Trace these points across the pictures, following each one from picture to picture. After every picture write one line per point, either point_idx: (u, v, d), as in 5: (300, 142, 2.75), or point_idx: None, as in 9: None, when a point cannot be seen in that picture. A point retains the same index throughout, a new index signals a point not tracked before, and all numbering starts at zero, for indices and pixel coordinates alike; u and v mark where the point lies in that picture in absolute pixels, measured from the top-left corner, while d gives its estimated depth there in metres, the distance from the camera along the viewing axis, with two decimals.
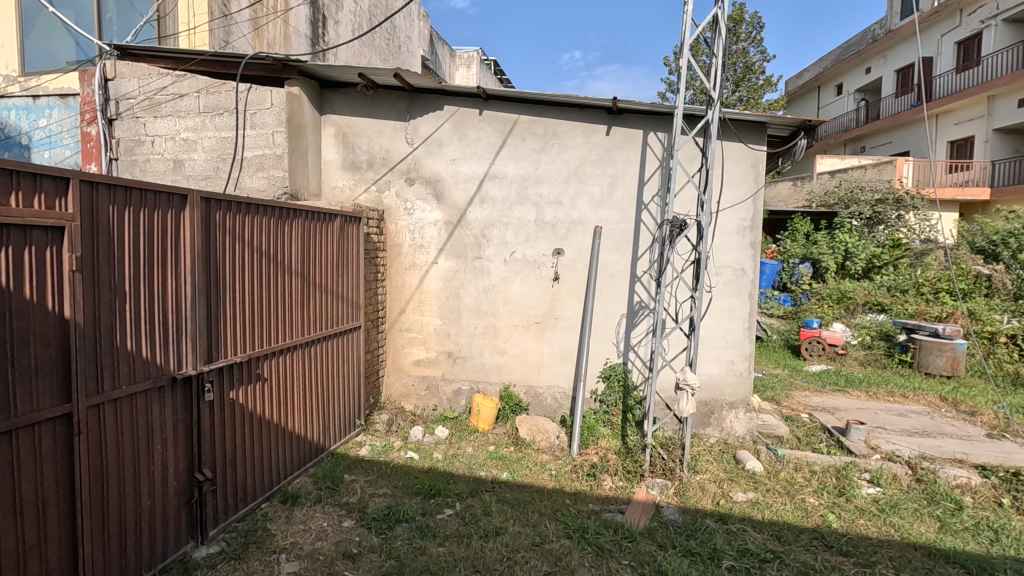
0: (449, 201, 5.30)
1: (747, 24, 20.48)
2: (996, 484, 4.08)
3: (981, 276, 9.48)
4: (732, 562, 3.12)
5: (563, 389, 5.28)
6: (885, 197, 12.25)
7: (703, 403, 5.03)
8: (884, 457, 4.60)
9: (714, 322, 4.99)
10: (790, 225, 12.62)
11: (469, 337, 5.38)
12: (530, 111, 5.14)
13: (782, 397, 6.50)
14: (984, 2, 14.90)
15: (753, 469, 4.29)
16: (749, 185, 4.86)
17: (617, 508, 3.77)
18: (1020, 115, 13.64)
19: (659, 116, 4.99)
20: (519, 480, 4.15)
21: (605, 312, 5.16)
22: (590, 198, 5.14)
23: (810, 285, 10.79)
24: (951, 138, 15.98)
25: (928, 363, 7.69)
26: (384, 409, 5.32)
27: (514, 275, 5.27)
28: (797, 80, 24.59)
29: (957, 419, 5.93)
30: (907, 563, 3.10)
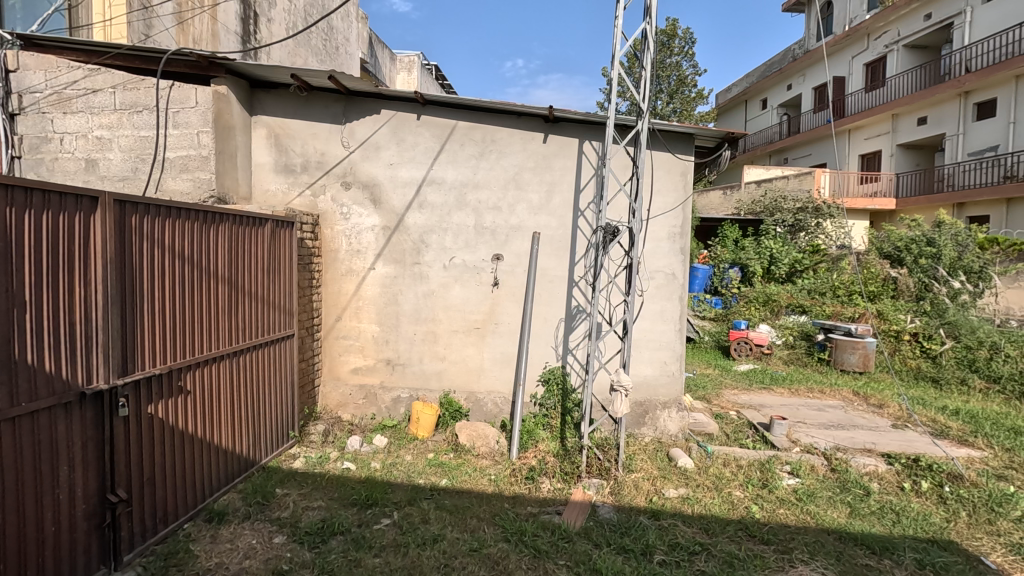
0: (386, 206, 5.23)
1: (680, 39, 21.42)
2: (900, 470, 4.44)
3: (888, 280, 10.39)
4: (663, 556, 3.23)
5: (502, 394, 5.31)
6: (805, 206, 13.15)
7: (638, 403, 5.19)
8: (803, 450, 4.90)
9: (647, 324, 5.16)
10: (720, 231, 13.27)
11: (408, 344, 5.31)
12: (468, 117, 5.16)
13: (712, 396, 6.80)
14: (888, 28, 16.30)
15: (684, 466, 4.47)
16: (678, 193, 5.09)
17: (554, 509, 3.83)
18: (921, 132, 15.10)
19: (593, 125, 5.13)
20: (458, 487, 4.13)
21: (544, 317, 5.24)
22: (528, 204, 5.21)
23: (738, 289, 11.44)
24: (862, 152, 17.32)
25: (843, 360, 8.27)
26: (319, 420, 5.16)
27: (453, 280, 5.26)
28: (726, 94, 25.95)
29: (868, 412, 6.42)
30: (820, 548, 3.32)
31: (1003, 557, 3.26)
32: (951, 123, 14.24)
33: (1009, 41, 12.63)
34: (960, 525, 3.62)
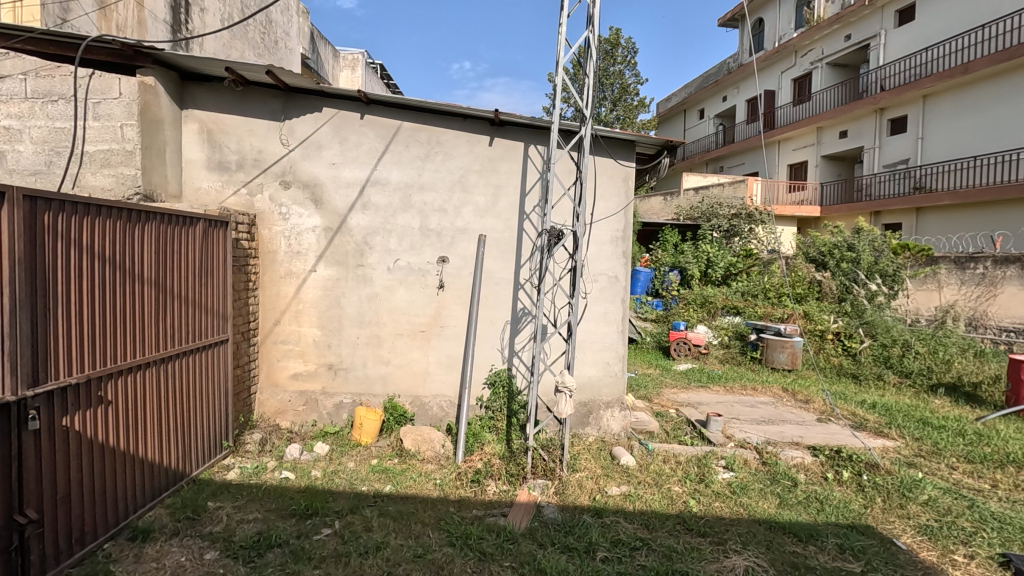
0: (328, 207, 5.08)
1: (622, 48, 22.06)
2: (824, 461, 4.74)
3: (813, 282, 11.09)
4: (605, 552, 3.30)
5: (448, 397, 5.27)
6: (739, 213, 14.02)
7: (583, 404, 5.28)
8: (737, 445, 5.14)
9: (591, 326, 5.26)
10: (661, 236, 13.81)
11: (351, 348, 5.18)
12: (413, 118, 5.10)
13: (653, 394, 7.03)
14: (813, 46, 17.38)
15: (626, 463, 4.58)
16: (620, 199, 5.22)
17: (500, 511, 3.84)
18: (843, 145, 16.18)
19: (538, 130, 5.20)
20: (402, 492, 4.07)
21: (490, 319, 5.24)
22: (474, 207, 5.21)
23: (678, 291, 11.96)
24: (790, 162, 18.38)
25: (773, 358, 8.73)
26: (256, 428, 4.95)
27: (397, 283, 5.18)
28: (666, 103, 26.89)
29: (796, 407, 6.81)
30: (752, 537, 3.49)
31: (912, 538, 3.53)
32: (868, 137, 15.35)
33: (918, 62, 13.79)
34: (875, 510, 3.90)
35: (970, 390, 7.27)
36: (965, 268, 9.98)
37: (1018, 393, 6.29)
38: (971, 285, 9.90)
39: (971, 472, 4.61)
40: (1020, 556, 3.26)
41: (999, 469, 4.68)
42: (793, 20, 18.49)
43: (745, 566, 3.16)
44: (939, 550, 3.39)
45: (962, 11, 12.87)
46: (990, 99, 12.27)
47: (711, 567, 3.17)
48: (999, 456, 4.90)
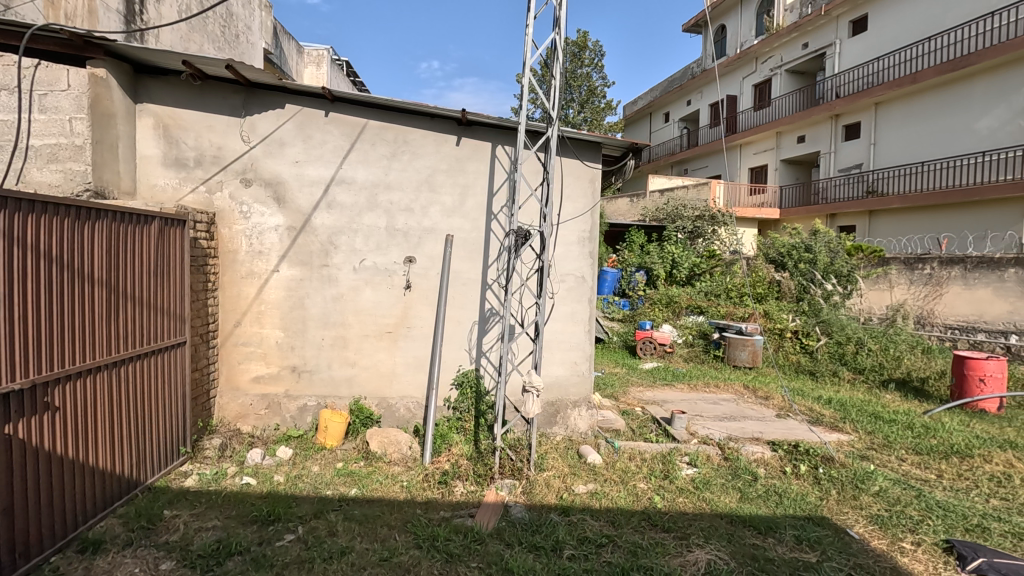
0: (291, 205, 4.97)
1: (590, 51, 22.31)
2: (782, 456, 4.89)
3: (773, 282, 11.42)
4: (572, 550, 3.33)
5: (416, 398, 5.23)
6: (703, 214, 14.44)
7: (550, 403, 5.32)
8: (700, 441, 5.25)
9: (559, 326, 5.30)
10: (628, 237, 14.08)
11: (316, 350, 5.08)
12: (379, 116, 5.04)
13: (620, 393, 7.13)
14: (772, 53, 17.92)
15: (593, 462, 4.63)
16: (587, 200, 5.28)
17: (467, 512, 3.83)
18: (801, 149, 16.74)
19: (505, 130, 5.21)
20: (368, 495, 4.01)
21: (458, 320, 5.22)
22: (441, 206, 5.18)
23: (643, 291, 12.20)
24: (751, 165, 18.91)
25: (735, 356, 8.96)
26: (216, 433, 4.80)
27: (363, 283, 5.10)
28: (632, 106, 27.30)
29: (756, 403, 7.01)
30: (714, 531, 3.57)
31: (864, 528, 3.68)
32: (824, 142, 15.92)
33: (870, 71, 14.40)
34: (830, 502, 4.04)
35: (918, 385, 7.62)
36: (913, 269, 10.45)
37: (962, 388, 6.63)
38: (919, 285, 10.38)
39: (919, 464, 4.84)
40: (963, 542, 3.44)
41: (945, 459, 4.92)
42: (753, 27, 19.02)
43: (707, 560, 3.23)
44: (889, 538, 3.54)
45: (910, 23, 13.49)
46: (937, 108, 12.89)
47: (675, 561, 3.23)
48: (944, 447, 5.15)
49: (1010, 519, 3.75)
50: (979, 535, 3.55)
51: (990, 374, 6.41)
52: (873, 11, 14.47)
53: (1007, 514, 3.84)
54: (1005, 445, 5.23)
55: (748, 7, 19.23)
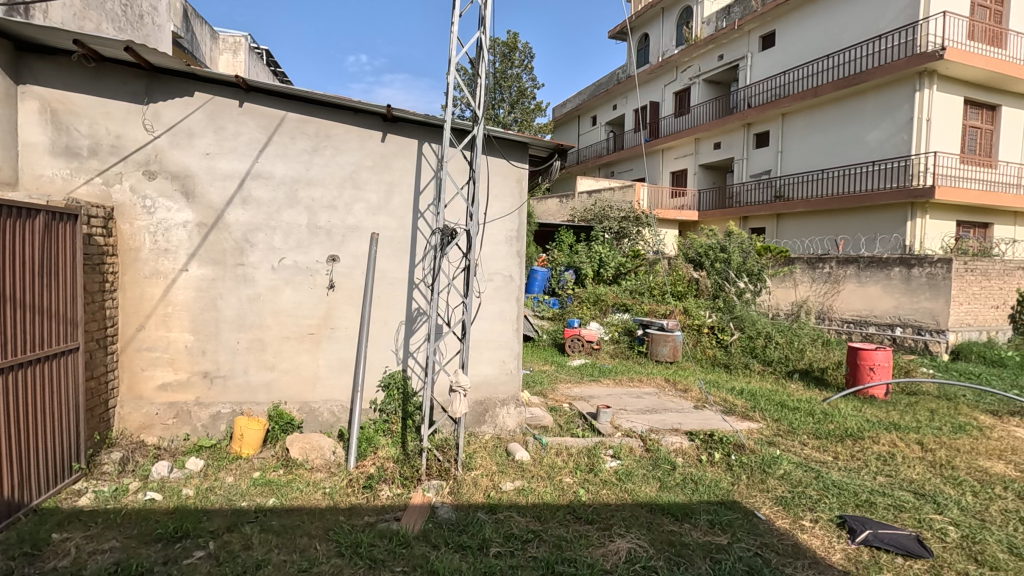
0: (201, 201, 4.67)
1: (520, 52, 22.53)
2: (699, 445, 5.17)
3: (691, 281, 12.01)
4: (498, 548, 3.34)
5: (340, 402, 5.06)
6: (628, 215, 14.98)
7: (479, 402, 5.32)
8: (623, 434, 5.44)
9: (487, 325, 5.30)
10: (557, 236, 14.48)
11: (230, 354, 4.80)
12: (299, 109, 4.83)
13: (548, 390, 7.26)
14: (691, 63, 18.85)
15: (521, 458, 4.68)
16: (514, 199, 5.33)
17: (392, 516, 3.75)
18: (717, 155, 17.76)
19: (432, 128, 5.16)
20: (287, 505, 3.83)
21: (384, 320, 5.09)
22: (366, 204, 5.04)
23: (572, 289, 12.52)
24: (672, 169, 19.85)
25: (657, 352, 9.35)
26: (116, 446, 4.43)
27: (283, 283, 4.87)
28: (561, 108, 27.83)
29: (676, 396, 7.36)
30: (635, 521, 3.71)
31: (770, 509, 3.95)
32: (738, 149, 16.99)
33: (777, 84, 15.49)
34: (740, 486, 4.31)
35: (818, 374, 8.26)
36: (815, 268, 11.33)
37: (855, 375, 7.27)
38: (819, 283, 11.28)
39: (818, 447, 5.25)
40: (853, 517, 3.77)
41: (840, 442, 5.38)
42: (673, 37, 19.91)
43: (628, 549, 3.35)
44: (792, 517, 3.82)
45: (812, 41, 14.65)
46: (834, 120, 14.09)
47: (598, 552, 3.32)
48: (840, 431, 5.62)
49: (892, 493, 4.16)
50: (867, 509, 3.91)
51: (878, 363, 7.09)
52: (780, 28, 15.58)
53: (889, 489, 4.26)
54: (889, 427, 5.79)
55: (668, 18, 20.11)
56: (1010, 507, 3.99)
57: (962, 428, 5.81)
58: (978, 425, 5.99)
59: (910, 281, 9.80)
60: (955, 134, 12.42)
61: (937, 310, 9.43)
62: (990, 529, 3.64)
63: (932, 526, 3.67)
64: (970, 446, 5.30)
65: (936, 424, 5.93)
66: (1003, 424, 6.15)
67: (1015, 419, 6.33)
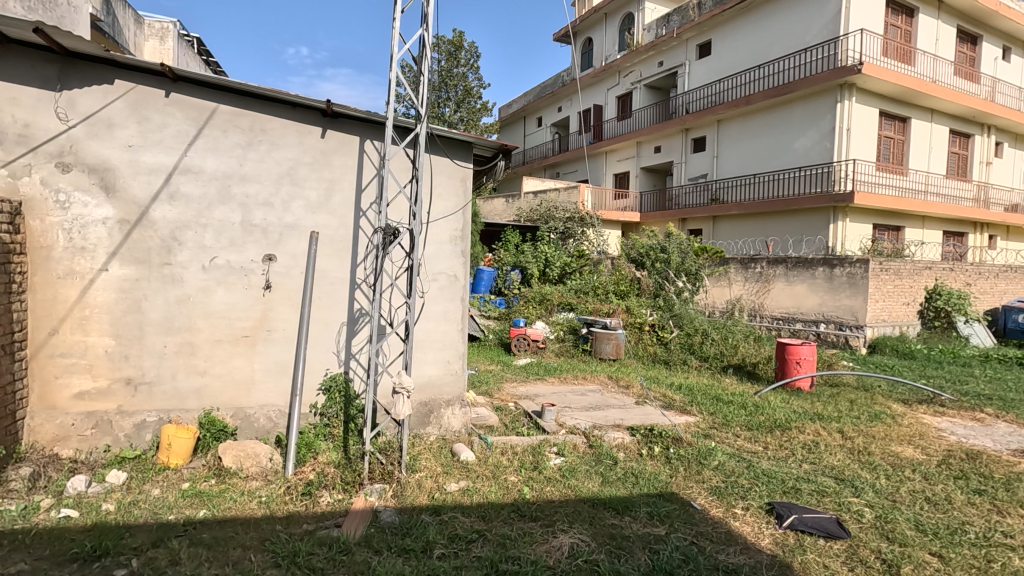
0: (123, 195, 4.37)
1: (465, 51, 22.45)
2: (640, 439, 5.32)
3: (633, 280, 12.29)
4: (442, 549, 3.31)
5: (277, 407, 4.87)
6: (573, 216, 15.26)
7: (424, 403, 5.26)
8: (567, 431, 5.53)
9: (431, 325, 5.25)
10: (504, 236, 14.61)
11: (156, 359, 4.52)
12: (232, 102, 4.62)
13: (494, 389, 7.27)
14: (632, 69, 19.36)
15: (466, 459, 4.67)
16: (458, 199, 5.30)
17: (333, 522, 3.65)
18: (657, 158, 18.33)
19: (374, 125, 5.06)
20: (219, 516, 3.65)
21: (324, 321, 4.95)
22: (305, 201, 4.87)
23: (518, 289, 12.62)
24: (615, 171, 20.33)
25: (601, 350, 9.52)
26: (25, 461, 4.08)
27: (215, 283, 4.64)
28: (507, 109, 27.94)
29: (618, 392, 7.57)
30: (578, 516, 3.78)
31: (705, 499, 4.12)
32: (676, 152, 17.61)
33: (713, 92, 16.16)
34: (678, 478, 4.47)
35: (751, 369, 8.66)
36: (748, 268, 11.91)
37: (783, 369, 7.69)
38: (751, 282, 11.88)
39: (750, 438, 5.52)
40: (780, 503, 3.98)
41: (769, 433, 5.68)
42: (616, 42, 20.37)
43: (571, 544, 3.40)
44: (725, 506, 4.00)
45: (745, 51, 15.39)
46: (765, 128, 14.86)
47: (541, 549, 3.36)
48: (769, 422, 5.94)
49: (815, 479, 4.44)
50: (793, 495, 4.14)
51: (804, 357, 7.54)
52: (715, 38, 16.26)
53: (813, 475, 4.55)
54: (814, 417, 6.17)
55: (611, 23, 20.56)
56: (917, 488, 4.34)
57: (878, 417, 6.26)
58: (892, 413, 6.49)
59: (833, 281, 10.48)
60: (871, 144, 13.38)
61: (857, 307, 10.12)
62: (899, 508, 3.95)
63: (851, 508, 3.94)
64: (884, 432, 5.73)
65: (855, 414, 6.37)
66: (912, 412, 6.68)
67: (923, 406, 6.89)
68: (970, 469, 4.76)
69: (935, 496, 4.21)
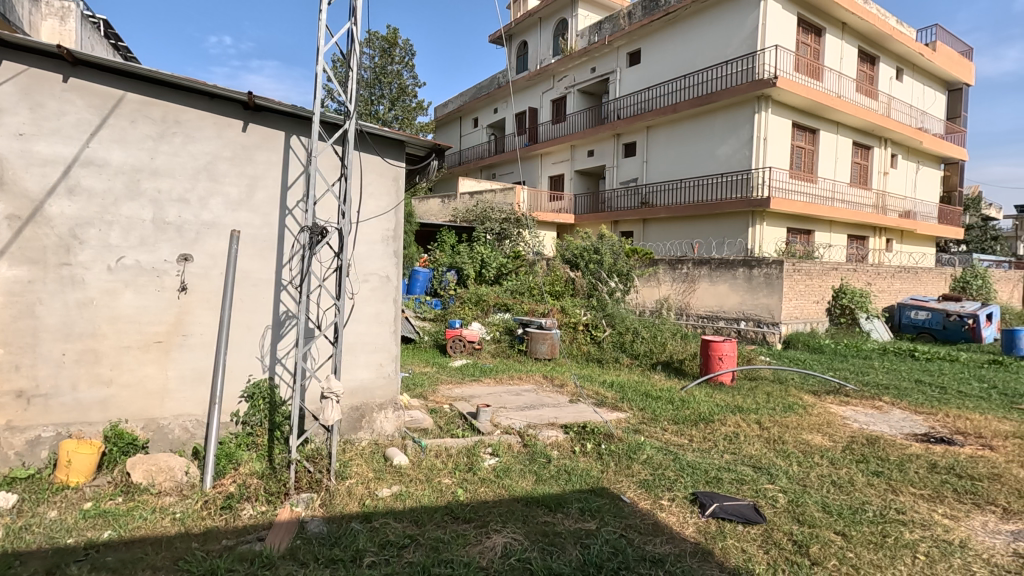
0: (13, 189, 3.96)
1: (400, 49, 22.06)
2: (573, 437, 5.43)
3: (568, 280, 12.42)
4: (372, 557, 3.23)
5: (194, 416, 4.58)
6: (508, 217, 15.37)
7: (355, 408, 5.11)
8: (502, 431, 5.54)
9: (363, 327, 5.11)
10: (440, 236, 14.53)
11: (53, 369, 4.12)
12: (142, 90, 4.30)
13: (429, 392, 7.18)
14: (566, 73, 19.74)
15: (399, 463, 4.58)
16: (390, 198, 5.20)
17: (255, 536, 3.47)
18: (591, 162, 18.76)
19: (301, 120, 4.87)
20: (126, 537, 3.39)
21: (247, 325, 4.70)
22: (225, 198, 4.61)
23: (454, 290, 12.60)
24: (550, 174, 20.63)
25: (536, 350, 9.62)
26: None
27: (123, 285, 4.29)
28: (443, 109, 27.75)
29: (553, 391, 7.69)
30: (511, 515, 3.79)
31: (634, 492, 4.26)
32: (609, 157, 18.11)
33: (642, 98, 16.75)
34: (609, 473, 4.59)
35: (677, 365, 9.04)
36: (675, 269, 12.43)
37: (707, 364, 8.07)
38: (678, 282, 12.40)
39: (676, 431, 5.77)
40: (703, 493, 4.18)
41: (694, 426, 5.95)
42: (550, 47, 20.69)
43: (504, 543, 3.41)
44: (652, 498, 4.15)
45: (671, 61, 16.06)
46: (691, 135, 15.57)
47: (474, 550, 3.35)
48: (694, 416, 6.23)
49: (735, 468, 4.69)
50: (715, 484, 4.37)
51: (725, 353, 7.93)
52: (645, 47, 16.87)
53: (733, 465, 4.80)
54: (734, 410, 6.53)
55: (545, 28, 20.87)
56: (825, 472, 4.69)
57: (791, 407, 6.72)
58: (803, 403, 6.98)
59: (751, 280, 11.15)
60: (784, 153, 14.34)
61: (773, 305, 10.83)
62: (808, 492, 4.25)
63: (766, 494, 4.20)
64: (796, 422, 6.15)
65: (771, 405, 6.78)
66: (821, 402, 7.22)
67: (830, 396, 7.47)
68: (870, 453, 5.20)
69: (840, 479, 4.56)
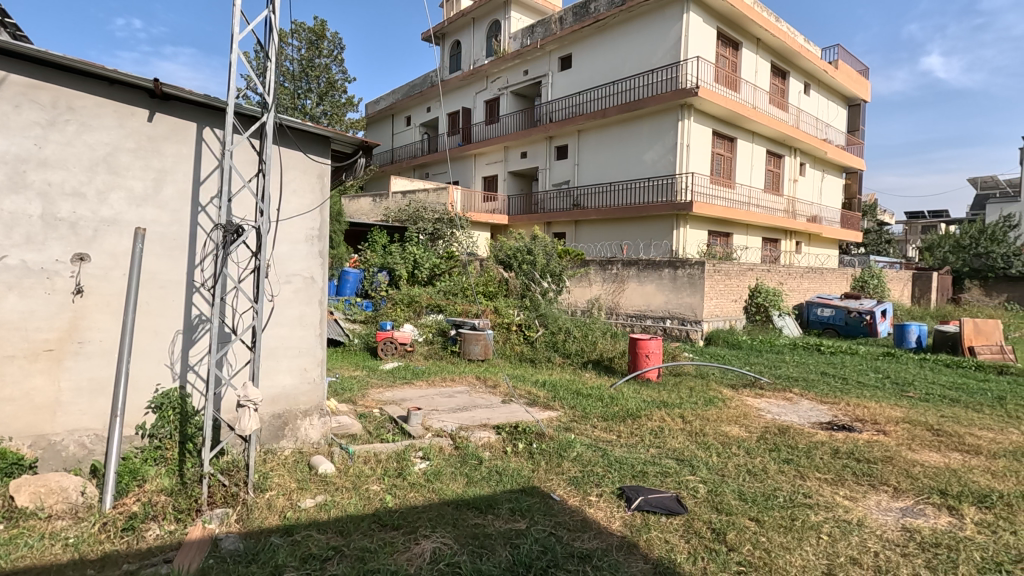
0: None
1: (328, 42, 21.31)
2: (505, 437, 5.44)
3: (501, 281, 12.42)
4: (293, 572, 3.08)
5: (92, 430, 4.20)
6: (441, 217, 15.24)
7: (277, 415, 4.86)
8: (434, 434, 5.46)
9: (285, 330, 4.87)
10: (371, 236, 14.18)
11: None
12: (30, 72, 3.88)
13: (358, 396, 6.96)
14: (499, 75, 19.80)
15: (324, 471, 4.40)
16: (314, 196, 5.00)
17: (161, 558, 3.22)
18: (524, 163, 18.90)
19: (214, 110, 4.59)
20: (7, 569, 3.03)
21: (153, 330, 4.35)
22: (128, 193, 4.25)
23: (386, 291, 12.37)
24: (484, 174, 20.60)
25: (469, 351, 9.56)
26: None
27: (4, 287, 3.84)
28: (374, 106, 27.15)
29: (485, 392, 7.67)
30: (440, 519, 3.74)
31: (563, 489, 4.32)
32: (541, 158, 18.32)
33: (573, 102, 17.07)
34: (539, 472, 4.62)
35: (607, 363, 9.30)
36: (605, 269, 12.77)
37: (635, 362, 8.34)
38: (608, 282, 12.74)
39: (605, 428, 5.91)
40: (629, 487, 4.31)
41: (622, 422, 6.13)
42: (483, 48, 20.67)
43: (432, 548, 3.35)
44: (581, 494, 4.23)
45: (601, 67, 16.50)
46: (620, 139, 16.05)
47: (402, 558, 3.27)
48: (622, 412, 6.42)
49: (659, 462, 4.86)
50: (640, 479, 4.50)
51: (652, 350, 8.25)
52: (575, 52, 17.22)
53: (658, 458, 4.98)
54: (660, 405, 6.77)
55: (478, 28, 20.85)
56: (741, 462, 4.95)
57: (711, 401, 7.06)
58: (722, 397, 7.34)
59: (676, 280, 11.65)
60: (705, 159, 15.09)
61: (695, 304, 11.36)
62: (726, 481, 4.47)
63: (687, 485, 4.39)
64: (716, 415, 6.47)
65: (693, 400, 7.09)
66: (739, 395, 7.65)
67: (746, 390, 7.92)
68: (781, 442, 5.54)
69: (754, 468, 4.84)
